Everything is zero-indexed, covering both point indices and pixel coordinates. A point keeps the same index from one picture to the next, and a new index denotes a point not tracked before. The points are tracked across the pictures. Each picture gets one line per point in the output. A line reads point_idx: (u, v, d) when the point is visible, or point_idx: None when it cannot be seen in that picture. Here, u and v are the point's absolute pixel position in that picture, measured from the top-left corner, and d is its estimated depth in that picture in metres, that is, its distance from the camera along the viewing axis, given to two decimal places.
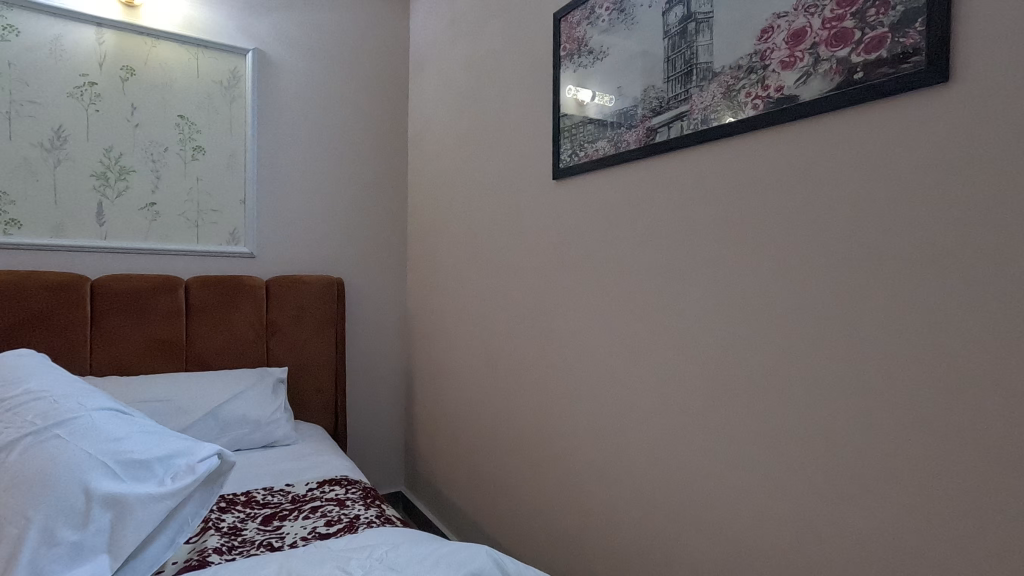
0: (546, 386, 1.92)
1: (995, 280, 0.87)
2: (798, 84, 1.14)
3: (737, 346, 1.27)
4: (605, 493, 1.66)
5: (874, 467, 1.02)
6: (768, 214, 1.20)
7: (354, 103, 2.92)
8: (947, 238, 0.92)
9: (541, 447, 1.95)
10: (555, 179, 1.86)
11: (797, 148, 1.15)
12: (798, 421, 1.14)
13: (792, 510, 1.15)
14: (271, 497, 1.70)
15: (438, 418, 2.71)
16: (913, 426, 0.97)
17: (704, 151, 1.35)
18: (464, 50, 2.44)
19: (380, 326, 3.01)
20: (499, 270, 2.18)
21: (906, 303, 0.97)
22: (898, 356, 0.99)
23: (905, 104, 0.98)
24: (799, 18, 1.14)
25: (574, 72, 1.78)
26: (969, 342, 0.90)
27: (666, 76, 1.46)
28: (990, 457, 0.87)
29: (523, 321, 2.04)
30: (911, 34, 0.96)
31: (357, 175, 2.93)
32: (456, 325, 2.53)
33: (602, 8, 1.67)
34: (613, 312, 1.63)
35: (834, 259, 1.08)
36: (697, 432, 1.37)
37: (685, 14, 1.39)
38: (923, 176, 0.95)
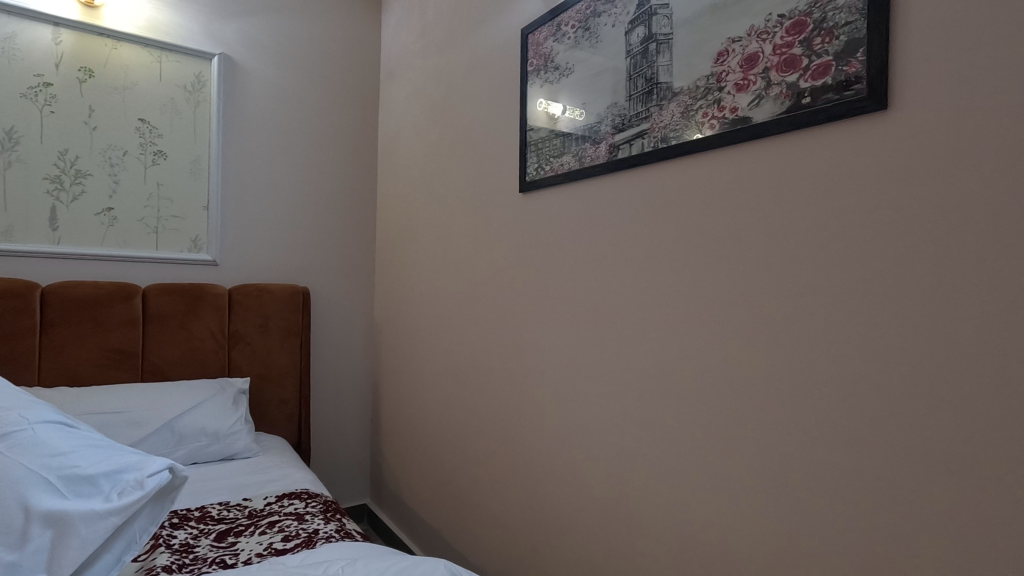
0: (511, 397, 1.92)
1: (930, 298, 0.91)
2: (751, 106, 1.18)
3: (695, 359, 1.30)
4: (566, 503, 1.67)
5: (821, 478, 1.05)
6: (726, 230, 1.23)
7: (324, 111, 2.90)
8: (887, 257, 0.97)
9: (504, 457, 1.95)
10: (522, 191, 1.87)
11: (750, 168, 1.19)
12: (751, 433, 1.18)
13: (745, 520, 1.18)
14: (226, 513, 1.66)
15: (404, 429, 2.68)
16: (861, 437, 1.00)
17: (664, 168, 1.38)
18: (435, 61, 2.45)
19: (346, 336, 2.97)
20: (466, 280, 2.18)
21: (853, 318, 1.01)
22: (842, 370, 1.03)
23: (850, 128, 1.02)
24: (752, 43, 1.18)
25: (541, 87, 1.80)
26: (911, 356, 0.94)
27: (628, 94, 1.49)
28: (931, 467, 0.91)
29: (490, 332, 2.03)
30: (853, 63, 1.01)
31: (325, 182, 2.90)
32: (423, 335, 2.52)
33: (568, 25, 1.70)
34: (576, 324, 1.65)
35: (784, 275, 1.12)
36: (657, 443, 1.39)
37: (646, 34, 1.43)
38: (865, 198, 1.00)
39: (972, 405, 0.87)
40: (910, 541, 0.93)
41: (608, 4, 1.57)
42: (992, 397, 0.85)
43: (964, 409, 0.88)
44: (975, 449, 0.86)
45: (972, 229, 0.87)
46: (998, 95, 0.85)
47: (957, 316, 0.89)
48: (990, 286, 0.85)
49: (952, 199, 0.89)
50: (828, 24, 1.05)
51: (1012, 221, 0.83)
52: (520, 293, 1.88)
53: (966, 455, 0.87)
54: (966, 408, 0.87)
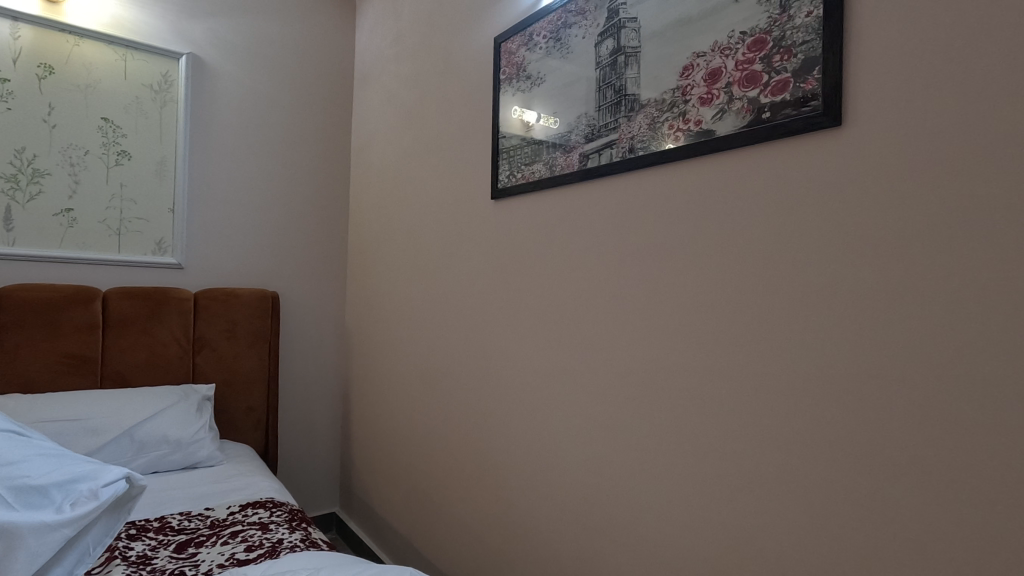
0: (480, 403, 1.92)
1: (881, 308, 0.95)
2: (715, 119, 1.22)
3: (660, 365, 1.32)
4: (534, 508, 1.67)
5: (779, 481, 1.08)
6: (692, 239, 1.26)
7: (296, 113, 2.87)
8: (841, 268, 1.00)
9: (473, 463, 1.95)
10: (493, 199, 1.88)
11: (713, 180, 1.22)
12: (714, 438, 1.20)
13: (708, 523, 1.21)
14: (187, 523, 1.62)
15: (374, 436, 2.65)
16: (817, 441, 1.03)
17: (631, 178, 1.41)
18: (408, 67, 2.45)
19: (316, 342, 2.93)
20: (438, 286, 2.18)
21: (814, 326, 1.04)
22: (799, 377, 1.06)
23: (809, 142, 1.06)
24: (716, 58, 1.22)
25: (513, 95, 1.82)
26: (868, 363, 0.97)
27: (598, 105, 1.52)
28: (887, 470, 0.94)
29: (461, 338, 2.03)
30: (810, 81, 1.05)
31: (296, 185, 2.87)
32: (393, 340, 2.50)
33: (540, 35, 1.72)
34: (547, 331, 1.65)
35: (744, 285, 1.15)
36: (624, 449, 1.41)
37: (615, 47, 1.46)
38: (820, 211, 1.04)
39: (925, 410, 0.90)
40: (871, 543, 0.95)
41: (579, 16, 1.59)
42: (943, 402, 0.88)
43: (917, 414, 0.91)
44: (922, 452, 0.90)
45: (924, 241, 0.91)
46: (947, 113, 0.89)
47: (910, 325, 0.92)
48: (943, 295, 0.89)
49: (900, 213, 0.94)
50: (787, 42, 1.09)
51: (962, 233, 0.87)
52: (491, 299, 1.88)
53: (920, 458, 0.90)
54: (913, 413, 0.91)
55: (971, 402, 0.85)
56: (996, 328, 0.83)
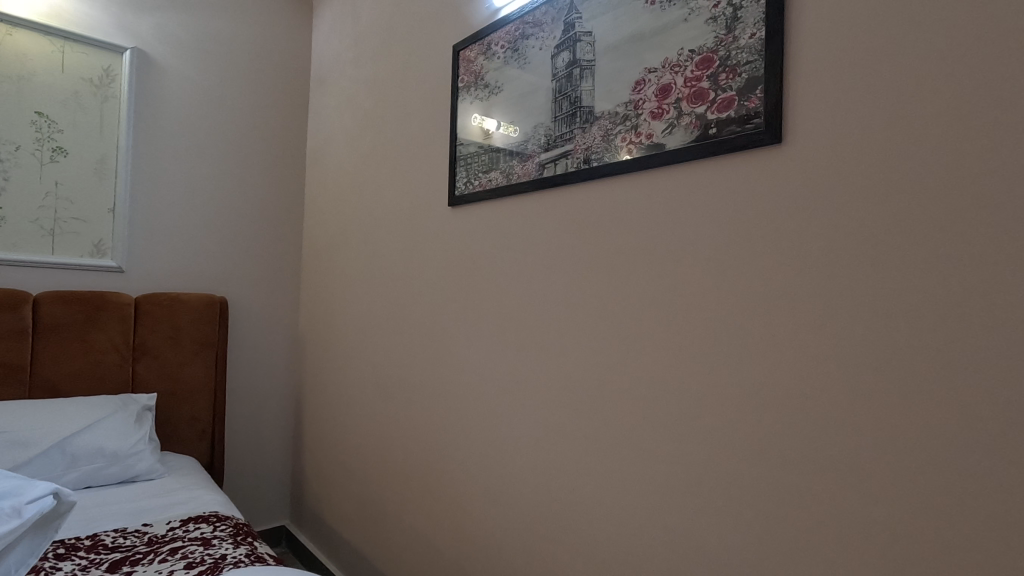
0: (435, 411, 1.90)
1: (818, 319, 1.00)
2: (665, 133, 1.25)
3: (612, 373, 1.35)
4: (488, 516, 1.67)
5: (725, 484, 1.12)
6: (646, 249, 1.29)
7: (248, 113, 2.79)
8: (781, 280, 1.05)
9: (427, 472, 1.92)
10: (451, 206, 1.88)
11: (663, 192, 1.26)
12: (663, 444, 1.23)
13: (658, 526, 1.23)
14: (122, 540, 1.53)
15: (327, 446, 2.59)
16: (760, 446, 1.07)
17: (585, 189, 1.43)
18: (367, 70, 2.42)
19: (267, 349, 2.84)
20: (393, 292, 2.15)
21: (757, 334, 1.08)
22: (743, 384, 1.10)
23: (753, 158, 1.11)
24: (666, 75, 1.26)
25: (472, 103, 1.82)
26: (809, 370, 1.01)
27: (554, 115, 1.54)
28: (824, 474, 0.98)
29: (416, 346, 2.01)
30: (753, 99, 1.10)
31: (247, 187, 2.78)
32: (348, 348, 2.45)
33: (498, 44, 1.74)
34: (504, 338, 1.65)
35: (692, 295, 1.19)
36: (577, 455, 1.42)
37: (570, 59, 1.49)
38: (762, 225, 1.08)
39: (861, 415, 0.94)
40: (815, 543, 0.99)
41: (536, 27, 1.61)
42: (878, 406, 0.93)
43: (855, 418, 0.95)
44: (854, 456, 0.95)
45: (861, 254, 0.95)
46: (880, 132, 0.94)
47: (844, 334, 0.97)
48: (875, 305, 0.93)
49: (834, 229, 0.99)
50: (731, 62, 1.14)
51: (892, 248, 0.92)
52: (447, 306, 1.87)
53: (859, 460, 0.94)
54: (846, 417, 0.96)
55: (903, 405, 0.90)
56: (925, 336, 0.88)
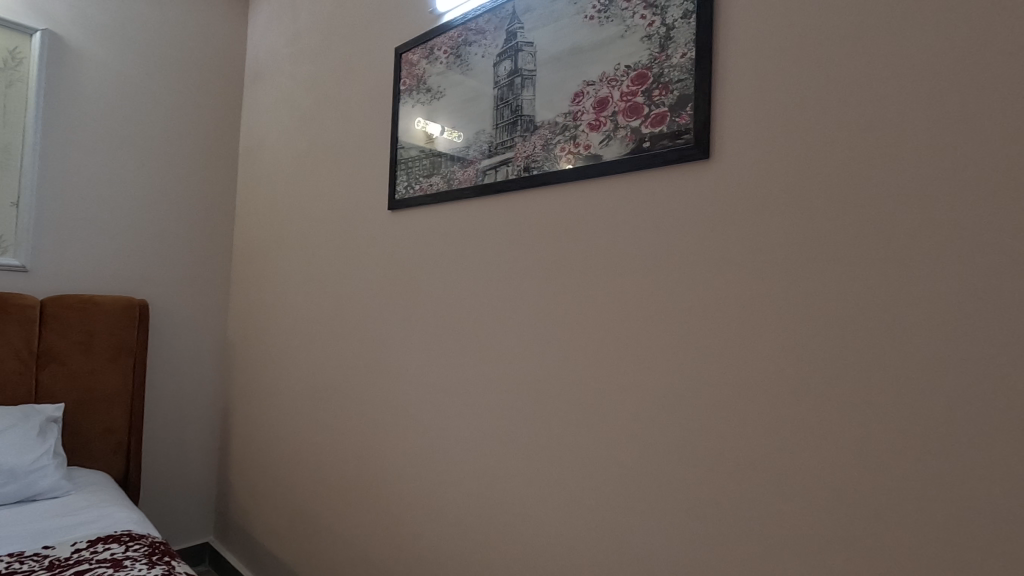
0: (371, 419, 1.86)
1: (742, 326, 1.05)
2: (602, 145, 1.29)
3: (549, 378, 1.36)
4: (424, 525, 1.64)
5: (656, 486, 1.16)
6: (583, 257, 1.31)
7: (176, 106, 2.63)
8: (709, 289, 1.10)
9: (362, 482, 1.87)
10: (390, 209, 1.84)
11: (600, 201, 1.29)
12: (598, 448, 1.26)
13: (593, 530, 1.26)
14: (18, 565, 1.40)
15: (256, 457, 2.47)
16: (688, 449, 1.11)
17: (525, 197, 1.45)
18: (306, 68, 2.35)
19: (193, 355, 2.68)
20: (330, 297, 2.08)
21: (686, 340, 1.13)
22: (673, 389, 1.14)
23: (684, 171, 1.15)
24: (603, 88, 1.29)
25: (414, 107, 1.80)
26: (734, 375, 1.06)
27: (495, 123, 1.55)
28: (747, 474, 1.03)
29: (353, 352, 1.95)
30: (683, 116, 1.15)
31: (173, 183, 2.62)
32: (281, 354, 2.35)
33: (440, 49, 1.73)
34: (443, 344, 1.63)
35: (626, 302, 1.23)
36: (514, 461, 1.43)
37: (512, 68, 1.51)
38: (692, 237, 1.13)
39: (779, 418, 1.00)
40: (741, 541, 1.04)
41: (479, 35, 1.62)
42: (795, 408, 0.99)
43: (776, 421, 1.00)
44: (773, 456, 1.00)
45: (780, 265, 1.02)
46: (799, 151, 1.01)
47: (765, 341, 1.03)
48: (793, 314, 1.00)
49: (757, 242, 1.05)
50: (664, 79, 1.18)
51: (807, 261, 0.99)
52: (385, 312, 1.83)
53: (777, 460, 1.00)
54: (767, 421, 1.02)
55: (819, 408, 0.96)
56: (839, 343, 0.95)
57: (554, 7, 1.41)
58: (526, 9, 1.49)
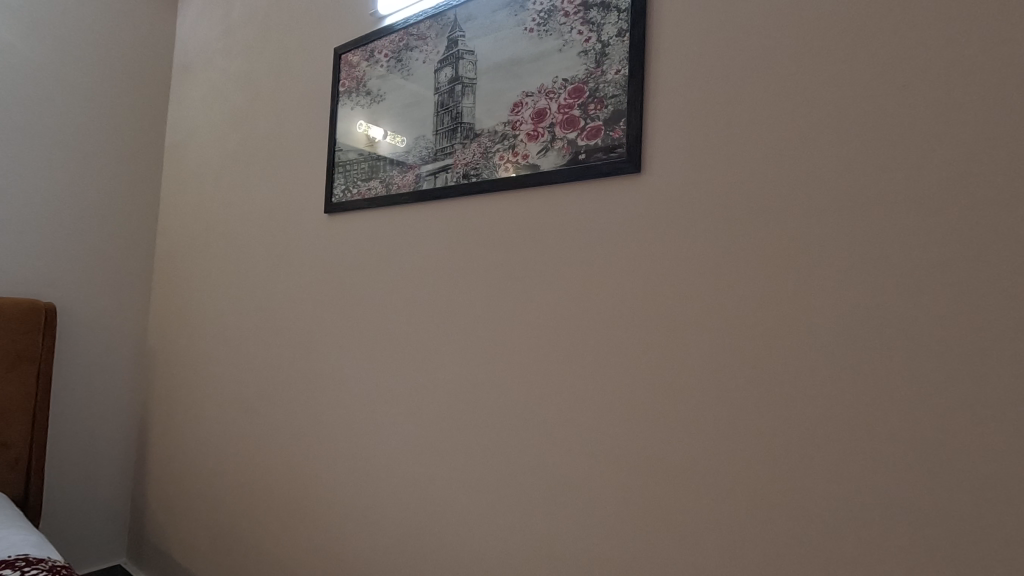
0: (301, 429, 1.79)
1: (669, 333, 1.10)
2: (540, 155, 1.31)
3: (484, 385, 1.36)
4: (355, 537, 1.59)
5: (587, 491, 1.18)
6: (520, 265, 1.32)
7: (94, 95, 2.46)
8: (640, 298, 1.14)
9: (290, 494, 1.79)
10: (326, 212, 1.80)
11: (536, 210, 1.31)
12: (532, 455, 1.27)
13: (526, 536, 1.26)
14: None
15: (176, 471, 2.32)
16: (618, 453, 1.14)
17: (463, 203, 1.45)
18: (239, 63, 2.26)
19: (107, 363, 2.50)
20: (259, 302, 2.00)
21: (618, 348, 1.16)
22: (604, 395, 1.17)
23: (617, 184, 1.19)
24: (541, 100, 1.32)
25: (353, 109, 1.77)
26: (664, 379, 1.10)
27: (435, 129, 1.54)
28: (672, 476, 1.07)
29: (283, 359, 1.88)
30: (617, 130, 1.19)
31: (88, 178, 2.44)
32: (205, 361, 2.22)
33: (381, 53, 1.71)
34: (378, 351, 1.60)
35: (561, 309, 1.25)
36: (449, 469, 1.41)
37: (453, 75, 1.51)
38: (624, 247, 1.17)
39: (703, 422, 1.05)
40: (666, 541, 1.07)
41: (420, 40, 1.61)
42: (716, 413, 1.03)
43: (700, 425, 1.05)
44: (697, 459, 1.05)
45: (704, 276, 1.07)
46: (723, 168, 1.06)
47: (689, 348, 1.07)
48: (715, 323, 1.05)
49: (683, 254, 1.10)
50: (600, 94, 1.22)
51: (728, 272, 1.04)
52: (318, 318, 1.78)
53: (700, 463, 1.04)
54: (691, 425, 1.06)
55: (739, 411, 1.01)
56: (755, 349, 1.00)
57: (495, 18, 1.43)
58: (467, 17, 1.50)
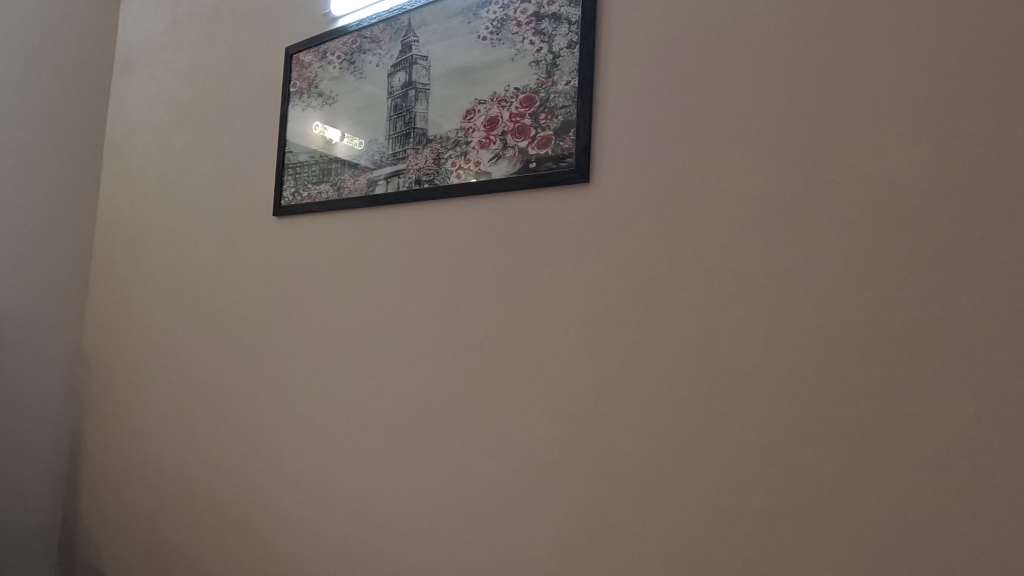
0: (245, 437, 1.72)
1: (616, 342, 1.11)
2: (492, 162, 1.31)
3: (433, 392, 1.35)
4: (301, 548, 1.54)
5: (533, 497, 1.18)
6: (471, 271, 1.32)
7: (27, 85, 2.32)
8: (588, 306, 1.15)
9: (233, 505, 1.73)
10: (275, 215, 1.75)
11: (487, 216, 1.31)
12: (480, 463, 1.26)
13: (473, 544, 1.25)
14: None
15: (111, 483, 2.20)
16: (565, 459, 1.15)
17: (415, 208, 1.44)
18: (186, 58, 2.18)
19: (36, 369, 2.35)
20: (204, 306, 1.93)
21: (566, 356, 1.17)
22: (552, 403, 1.18)
23: (566, 193, 1.21)
24: (493, 108, 1.32)
25: (305, 111, 1.73)
26: (610, 386, 1.11)
27: (388, 133, 1.52)
28: (616, 482, 1.09)
29: (227, 366, 1.81)
30: (566, 140, 1.20)
31: (17, 172, 2.29)
32: (145, 367, 2.12)
33: (333, 54, 1.68)
34: (326, 358, 1.56)
35: (510, 316, 1.25)
36: (397, 478, 1.38)
37: (406, 80, 1.50)
38: (573, 256, 1.18)
39: (646, 428, 1.07)
40: (610, 546, 1.08)
41: (374, 43, 1.59)
42: (659, 420, 1.05)
43: (643, 431, 1.07)
44: (640, 464, 1.07)
45: (648, 285, 1.09)
46: (668, 179, 1.09)
47: (634, 356, 1.09)
48: (658, 332, 1.07)
49: (630, 264, 1.11)
50: (550, 104, 1.24)
51: (671, 283, 1.07)
52: (266, 322, 1.72)
53: (643, 469, 1.06)
54: (635, 432, 1.08)
55: (681, 418, 1.03)
56: (696, 358, 1.03)
57: (449, 24, 1.43)
58: (421, 23, 1.49)
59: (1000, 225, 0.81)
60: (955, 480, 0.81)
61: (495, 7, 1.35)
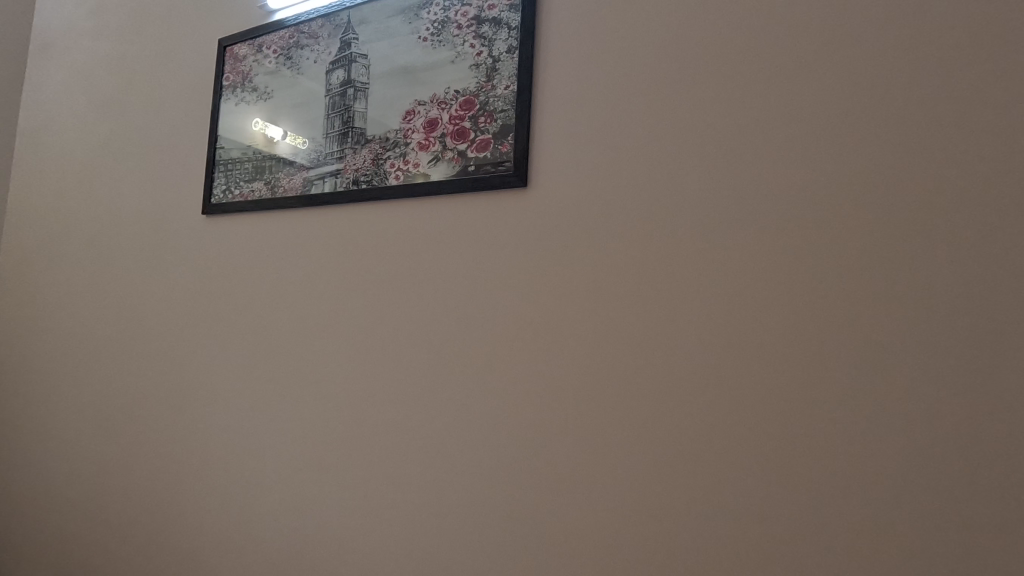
0: (166, 447, 1.62)
1: (552, 347, 1.12)
2: (431, 165, 1.29)
3: (368, 399, 1.31)
4: (225, 561, 1.46)
5: (468, 504, 1.16)
6: (409, 274, 1.29)
7: None
8: (524, 312, 1.15)
9: (152, 519, 1.62)
10: (203, 214, 1.66)
11: (426, 219, 1.29)
12: (414, 470, 1.23)
13: (406, 553, 1.22)
14: None
15: (14, 499, 2.02)
16: (500, 465, 1.14)
17: (352, 209, 1.40)
18: (110, 46, 2.05)
19: None
20: (123, 308, 1.80)
21: (503, 361, 1.16)
22: (488, 409, 1.17)
23: (504, 197, 1.20)
24: (433, 109, 1.31)
25: (237, 106, 1.66)
26: (545, 391, 1.12)
27: (326, 131, 1.47)
28: (551, 487, 1.09)
29: (147, 372, 1.70)
30: (505, 144, 1.20)
31: None
32: (56, 374, 1.97)
33: (269, 48, 1.62)
34: (257, 363, 1.49)
35: (448, 321, 1.23)
36: (328, 487, 1.34)
37: (345, 78, 1.46)
38: (511, 261, 1.18)
39: (580, 433, 1.08)
40: (545, 550, 1.08)
41: (311, 39, 1.55)
42: (593, 424, 1.07)
43: (577, 436, 1.08)
44: (575, 469, 1.07)
45: (584, 291, 1.10)
46: (605, 186, 1.11)
47: (569, 362, 1.10)
48: (594, 337, 1.08)
49: (566, 269, 1.12)
50: (489, 108, 1.23)
51: (606, 288, 1.08)
52: (191, 326, 1.63)
53: (578, 472, 1.07)
54: (570, 435, 1.08)
55: (615, 421, 1.05)
56: (629, 363, 1.05)
57: (390, 23, 1.41)
58: (361, 20, 1.46)
59: (900, 240, 0.88)
60: (861, 475, 0.87)
61: (435, 8, 1.34)
